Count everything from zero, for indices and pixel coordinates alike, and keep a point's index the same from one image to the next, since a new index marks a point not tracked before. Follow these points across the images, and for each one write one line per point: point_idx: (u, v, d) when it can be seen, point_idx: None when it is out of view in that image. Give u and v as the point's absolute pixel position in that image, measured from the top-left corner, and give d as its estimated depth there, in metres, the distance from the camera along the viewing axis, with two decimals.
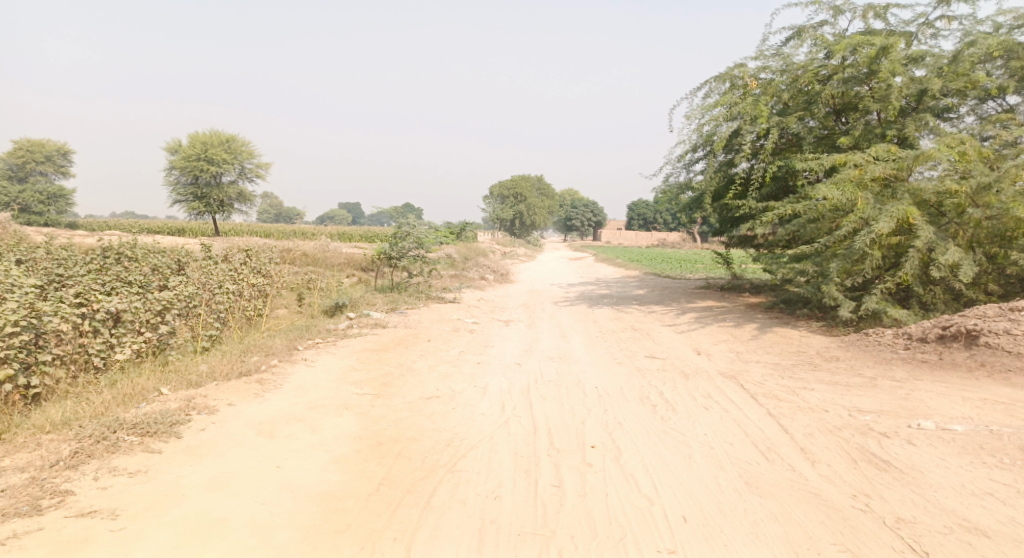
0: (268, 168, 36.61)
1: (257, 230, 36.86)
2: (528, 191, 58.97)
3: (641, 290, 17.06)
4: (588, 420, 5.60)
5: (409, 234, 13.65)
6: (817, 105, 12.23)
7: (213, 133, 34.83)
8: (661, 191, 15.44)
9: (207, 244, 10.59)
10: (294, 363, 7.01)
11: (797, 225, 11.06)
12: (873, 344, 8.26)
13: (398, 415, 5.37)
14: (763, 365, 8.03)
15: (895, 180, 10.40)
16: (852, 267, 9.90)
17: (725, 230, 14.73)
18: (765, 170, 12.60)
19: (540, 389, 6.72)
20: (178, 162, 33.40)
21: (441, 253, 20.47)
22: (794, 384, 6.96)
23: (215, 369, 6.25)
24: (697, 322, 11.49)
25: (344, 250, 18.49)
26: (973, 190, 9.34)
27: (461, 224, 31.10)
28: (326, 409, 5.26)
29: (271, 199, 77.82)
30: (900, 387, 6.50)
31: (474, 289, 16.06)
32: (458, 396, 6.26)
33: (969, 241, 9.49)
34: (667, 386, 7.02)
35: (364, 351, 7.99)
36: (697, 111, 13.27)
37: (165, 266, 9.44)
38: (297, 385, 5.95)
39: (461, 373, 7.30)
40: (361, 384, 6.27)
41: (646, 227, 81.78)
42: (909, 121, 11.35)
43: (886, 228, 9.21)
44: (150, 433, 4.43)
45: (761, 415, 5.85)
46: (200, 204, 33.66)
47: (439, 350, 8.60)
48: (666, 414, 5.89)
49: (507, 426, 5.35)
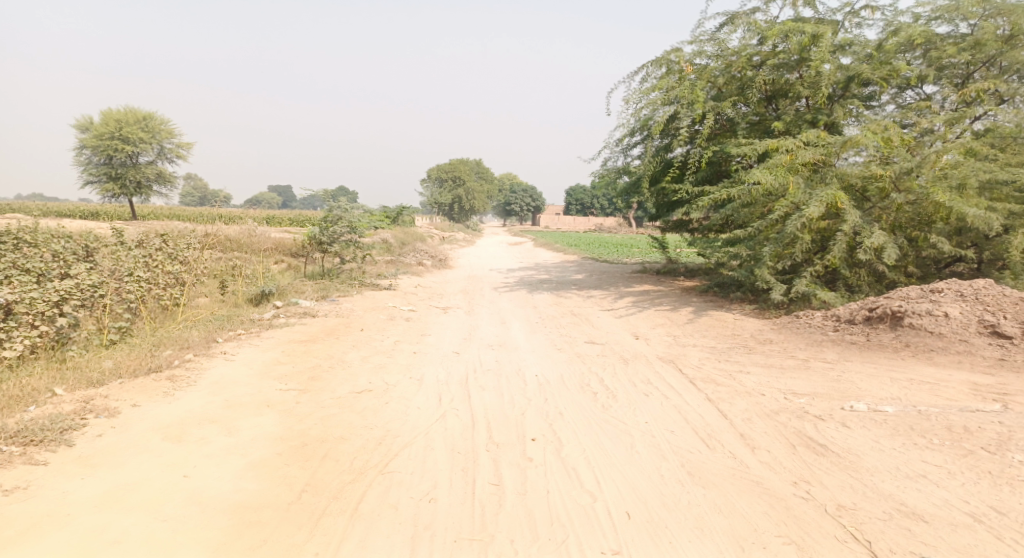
0: (191, 148, 34.52)
1: (180, 214, 34.80)
2: (467, 175, 58.40)
3: (580, 274, 17.07)
4: (527, 411, 5.40)
5: (340, 218, 13.06)
6: (751, 91, 12.42)
7: (129, 109, 32.43)
8: (599, 175, 15.41)
9: (117, 228, 9.72)
10: (212, 357, 6.44)
11: (731, 210, 11.22)
12: (804, 327, 8.48)
13: (325, 412, 4.99)
14: (700, 349, 8.08)
15: (823, 165, 10.70)
16: (783, 251, 10.09)
17: (661, 215, 14.83)
18: (700, 156, 12.73)
19: (479, 379, 6.47)
20: (88, 140, 30.91)
21: (376, 238, 19.82)
22: (731, 368, 7.02)
23: (120, 365, 5.62)
24: (635, 307, 11.53)
25: (273, 234, 17.56)
26: (896, 174, 9.75)
27: (399, 208, 30.38)
28: (244, 407, 4.81)
29: (196, 182, 73.80)
30: (832, 368, 6.65)
31: (410, 275, 15.59)
32: (392, 389, 5.92)
33: (891, 225, 9.90)
34: (607, 373, 6.93)
35: (290, 342, 7.48)
36: (634, 94, 13.26)
37: (70, 250, 8.54)
38: (213, 382, 5.42)
39: (396, 364, 6.95)
40: (286, 379, 5.83)
41: (584, 212, 82.82)
42: (838, 107, 11.77)
43: (816, 212, 9.45)
44: (35, 442, 3.80)
45: (701, 400, 5.82)
46: (114, 186, 31.37)
47: (372, 340, 8.18)
48: (607, 402, 5.76)
49: (443, 420, 5.08)
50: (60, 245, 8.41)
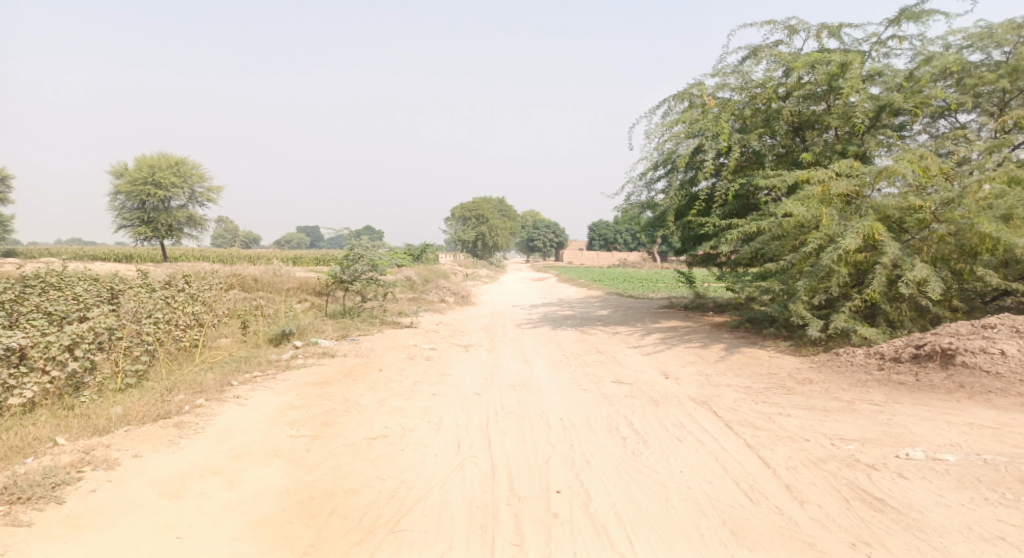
0: (221, 191, 35.42)
1: (209, 255, 35.48)
2: (490, 212, 58.81)
3: (605, 310, 16.68)
4: (552, 459, 5.04)
5: (361, 256, 12.98)
6: (777, 122, 12.17)
7: (162, 155, 33.41)
8: (622, 210, 15.18)
9: (143, 270, 9.78)
10: (224, 402, 6.21)
11: (761, 243, 10.84)
12: (846, 365, 8.00)
13: (336, 461, 4.71)
14: (734, 389, 7.63)
15: (857, 197, 10.30)
16: (818, 285, 9.66)
17: (687, 250, 14.45)
18: (727, 189, 12.43)
19: (500, 423, 6.13)
20: (123, 186, 31.81)
21: (399, 276, 19.77)
22: (769, 411, 6.56)
23: (129, 412, 5.46)
24: (664, 344, 11.09)
25: (296, 274, 17.60)
26: (937, 205, 9.30)
27: (422, 246, 30.51)
28: (251, 457, 4.55)
29: (227, 223, 75.65)
30: (881, 411, 6.16)
31: (432, 313, 15.39)
32: (409, 435, 5.61)
33: (934, 257, 9.41)
34: (636, 415, 6.53)
35: (307, 385, 7.24)
36: (657, 127, 13.11)
37: (94, 294, 8.57)
38: (222, 429, 5.18)
39: (414, 407, 6.66)
40: (298, 425, 5.57)
41: (608, 246, 82.46)
42: (869, 137, 11.42)
43: (852, 244, 9.04)
44: (22, 499, 3.58)
45: (739, 447, 5.40)
46: (147, 229, 32.22)
47: (391, 381, 7.90)
48: (637, 449, 5.37)
49: (461, 470, 4.75)
50: (83, 289, 8.42)
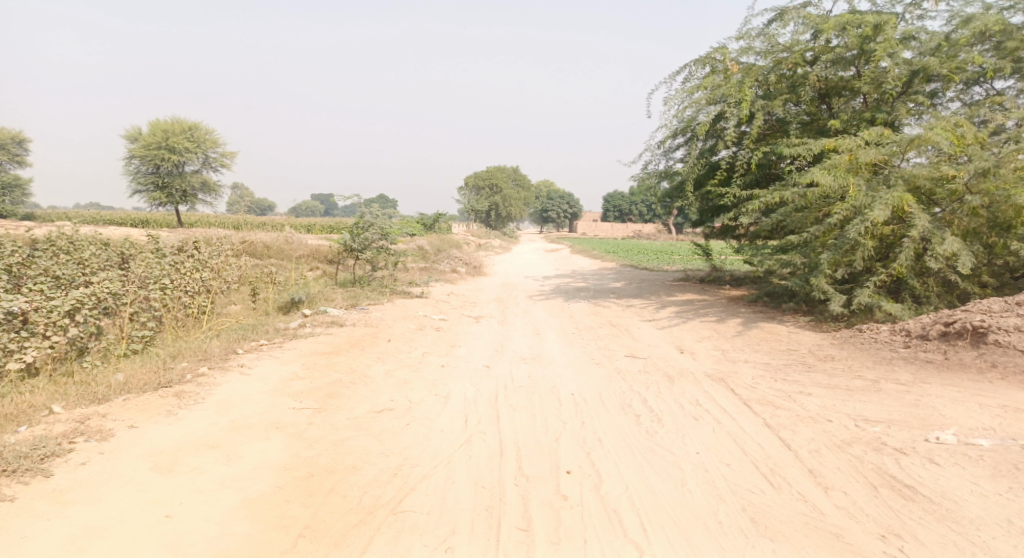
0: (234, 157, 35.23)
1: (223, 221, 35.46)
2: (504, 182, 58.20)
3: (618, 282, 16.38)
4: (562, 437, 4.85)
5: (372, 224, 12.74)
6: (803, 89, 11.62)
7: (175, 120, 33.21)
8: (639, 179, 14.77)
9: (154, 235, 9.67)
10: (227, 371, 6.07)
11: (783, 214, 10.46)
12: (869, 342, 7.69)
13: (338, 435, 4.55)
14: (752, 366, 7.38)
15: (885, 166, 9.84)
16: (842, 258, 9.28)
17: (705, 221, 14.04)
18: (749, 158, 11.95)
19: (509, 397, 5.95)
20: (137, 150, 31.65)
21: (411, 245, 19.55)
22: (789, 389, 6.31)
23: (129, 380, 5.33)
24: (679, 317, 10.82)
25: (308, 241, 17.45)
26: (971, 176, 8.82)
27: (435, 215, 30.22)
28: (250, 430, 4.40)
29: (242, 190, 75.72)
30: (907, 391, 5.89)
31: (443, 283, 15.18)
32: (415, 408, 5.44)
33: (965, 230, 8.96)
34: (651, 392, 6.31)
35: (312, 354, 7.10)
36: (678, 94, 12.61)
37: (102, 260, 8.48)
38: (222, 400, 5.04)
39: (422, 379, 6.49)
40: (301, 396, 5.41)
41: (622, 218, 81.59)
42: (900, 104, 10.85)
43: (880, 216, 8.64)
44: (8, 472, 3.46)
45: (758, 427, 5.18)
46: (162, 195, 32.19)
47: (399, 352, 7.74)
48: (651, 427, 5.16)
49: (467, 447, 4.58)
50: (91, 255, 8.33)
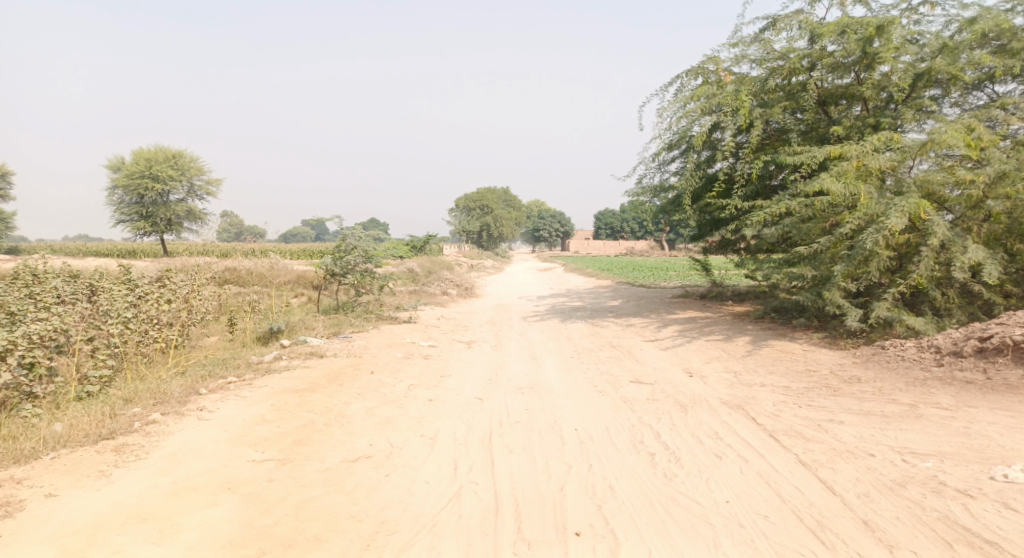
0: (220, 184, 34.56)
1: (210, 250, 34.67)
2: (494, 203, 57.81)
3: (615, 301, 15.70)
4: (568, 485, 4.19)
5: (354, 247, 12.06)
6: (804, 96, 11.15)
7: (159, 148, 32.58)
8: (633, 195, 14.23)
9: (124, 265, 8.99)
10: (183, 416, 5.34)
11: (789, 226, 9.90)
12: (896, 361, 7.07)
13: (303, 495, 3.86)
14: (770, 390, 6.71)
15: (894, 173, 9.33)
16: (856, 270, 8.69)
17: (703, 235, 13.46)
18: (749, 169, 11.42)
19: (505, 436, 5.26)
20: (120, 180, 30.96)
21: (400, 269, 18.90)
22: (818, 417, 5.65)
23: (65, 435, 4.63)
24: (683, 337, 10.17)
25: (292, 266, 16.71)
26: (991, 179, 8.26)
27: (425, 237, 29.63)
28: (195, 493, 3.71)
29: (231, 217, 74.93)
30: (952, 417, 5.24)
31: (432, 306, 14.48)
32: (397, 454, 4.75)
33: (984, 237, 8.39)
34: (663, 424, 5.63)
35: (284, 393, 6.36)
36: (671, 104, 12.12)
37: (66, 291, 7.87)
38: (168, 455, 4.33)
39: (406, 417, 5.77)
40: (264, 445, 4.69)
41: (614, 236, 81.26)
42: (905, 108, 10.39)
43: (898, 224, 8.06)
44: None
45: (792, 465, 4.50)
46: (145, 224, 31.43)
47: (382, 385, 7.02)
48: (669, 469, 4.49)
49: (456, 504, 3.90)
50: (55, 287, 7.75)
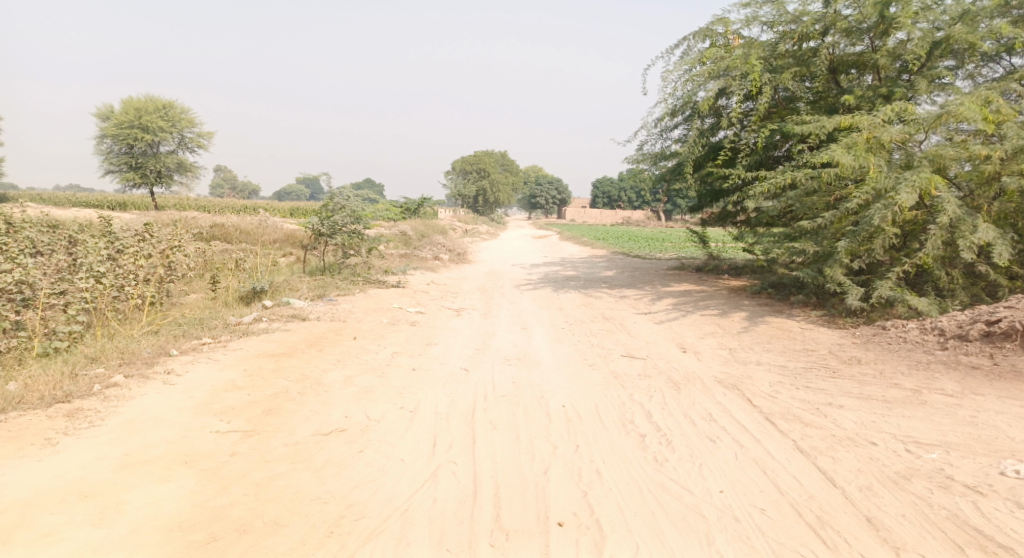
0: (213, 138, 33.68)
1: (201, 205, 33.97)
2: (492, 167, 56.92)
3: (609, 271, 15.39)
4: (552, 468, 3.94)
5: (342, 206, 11.64)
6: (815, 62, 10.65)
7: (149, 98, 31.56)
8: (633, 162, 13.78)
9: (102, 215, 8.57)
10: (148, 380, 5.05)
11: (792, 199, 9.54)
12: (897, 343, 6.82)
13: (267, 472, 3.60)
14: (766, 370, 6.46)
15: (905, 147, 8.92)
16: (860, 247, 8.37)
17: (703, 206, 13.08)
18: (754, 138, 10.99)
19: (489, 410, 5.00)
20: (109, 129, 30.06)
21: (393, 231, 18.49)
22: (816, 400, 5.40)
23: (16, 396, 4.33)
24: (677, 310, 9.91)
25: (281, 223, 16.25)
26: (1008, 154, 7.89)
27: (420, 199, 29.08)
28: (147, 468, 3.46)
29: (224, 173, 73.68)
30: (958, 404, 5.00)
31: (423, 271, 14.13)
32: (373, 427, 4.49)
33: (995, 216, 8.07)
34: (655, 403, 5.37)
35: (259, 357, 6.06)
36: (677, 67, 11.61)
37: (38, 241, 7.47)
38: (125, 422, 4.05)
39: (387, 388, 5.49)
40: (231, 414, 4.40)
41: (611, 205, 80.53)
42: (920, 78, 9.93)
43: (908, 200, 7.71)
44: None
45: (789, 452, 4.25)
46: (135, 175, 30.65)
47: (364, 352, 6.73)
48: (660, 453, 4.24)
49: (432, 486, 3.64)
50: (25, 233, 7.33)
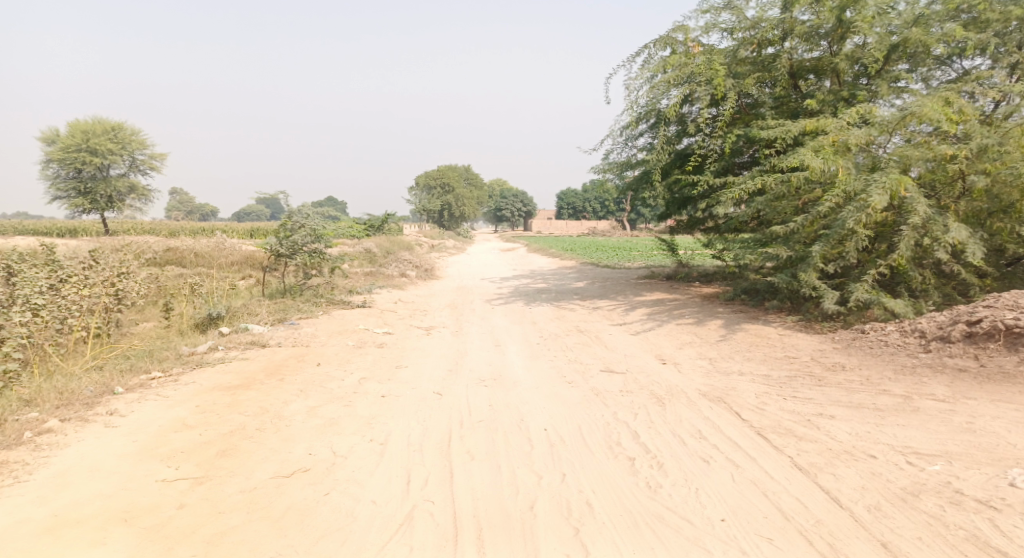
0: (166, 159, 32.59)
1: (155, 229, 32.77)
2: (456, 181, 56.61)
3: (580, 282, 15.18)
4: (539, 502, 3.60)
5: (302, 225, 11.13)
6: (776, 67, 10.66)
7: (97, 120, 30.35)
8: (599, 172, 13.62)
9: (43, 241, 7.93)
10: (85, 423, 4.53)
11: (762, 204, 9.44)
12: (879, 346, 6.71)
13: (217, 527, 3.18)
14: (750, 380, 6.25)
15: (870, 149, 8.92)
16: (833, 250, 8.29)
17: (671, 213, 12.98)
18: (721, 144, 10.93)
19: (467, 438, 4.62)
20: (54, 153, 28.76)
21: (357, 248, 17.97)
22: (806, 411, 5.19)
23: None
24: (652, 320, 9.70)
25: (238, 244, 15.56)
26: (974, 153, 7.91)
27: (384, 215, 28.55)
28: (76, 534, 3.03)
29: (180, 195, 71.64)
30: (951, 410, 4.85)
31: (389, 289, 13.67)
32: (340, 464, 4.07)
33: (964, 215, 8.09)
34: (641, 421, 5.08)
35: (213, 391, 5.56)
36: (640, 75, 11.49)
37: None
38: (53, 476, 3.57)
39: (354, 418, 5.07)
40: (179, 459, 3.93)
41: (576, 215, 80.95)
42: (880, 81, 10.02)
43: (880, 202, 7.66)
44: None
45: (788, 471, 4.01)
46: (83, 201, 29.36)
47: (329, 380, 6.28)
48: (652, 479, 3.93)
49: (407, 531, 3.27)
50: None
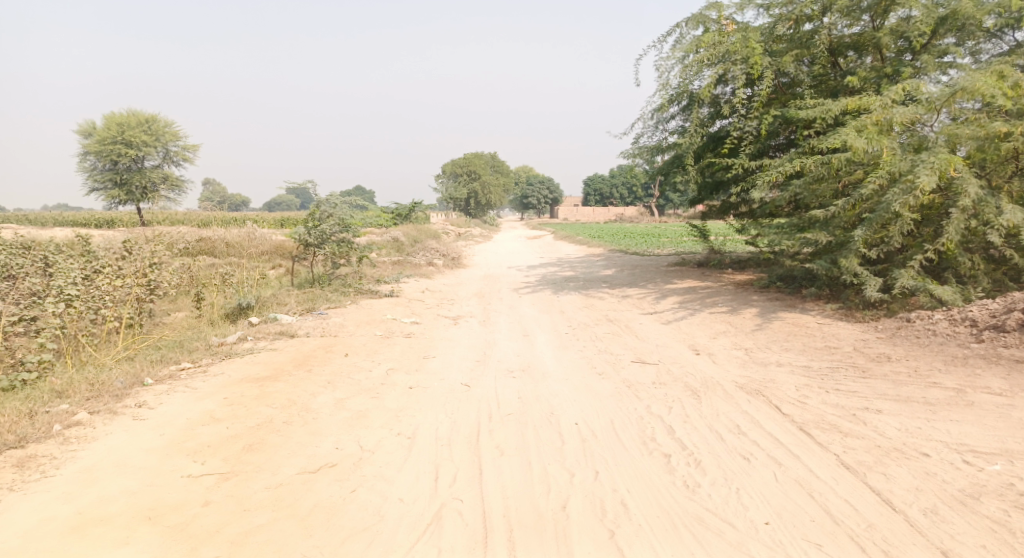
0: (199, 150, 33.08)
1: (189, 219, 33.40)
2: (482, 169, 56.45)
3: (609, 270, 14.94)
4: (571, 502, 3.47)
5: (329, 214, 11.12)
6: (814, 44, 10.20)
7: (132, 113, 30.93)
8: (629, 156, 13.32)
9: (80, 233, 8.06)
10: (116, 415, 4.55)
11: (800, 187, 9.08)
12: (926, 336, 6.39)
13: (243, 526, 3.13)
14: (790, 371, 6.01)
15: (916, 127, 8.48)
16: (877, 235, 7.92)
17: (703, 198, 12.62)
18: (756, 126, 10.55)
19: (496, 433, 4.51)
20: (92, 146, 29.43)
21: (384, 237, 17.99)
22: (851, 405, 4.95)
23: None
24: (684, 309, 9.46)
25: (268, 234, 15.69)
26: None
27: (412, 203, 28.60)
28: (104, 534, 3.00)
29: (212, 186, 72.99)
30: (1009, 404, 4.56)
31: (416, 278, 13.64)
32: (367, 460, 4.00)
33: (1017, 196, 7.65)
34: (675, 415, 4.90)
35: (242, 382, 5.55)
36: (671, 55, 11.14)
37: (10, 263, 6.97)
38: (83, 472, 3.57)
39: (382, 411, 5.00)
40: (207, 453, 3.91)
41: (603, 201, 80.15)
42: (926, 56, 9.53)
43: (929, 183, 7.27)
44: None
45: (834, 469, 3.80)
46: (120, 192, 30.04)
47: (357, 371, 6.23)
48: (690, 477, 3.77)
49: (435, 532, 3.18)
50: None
